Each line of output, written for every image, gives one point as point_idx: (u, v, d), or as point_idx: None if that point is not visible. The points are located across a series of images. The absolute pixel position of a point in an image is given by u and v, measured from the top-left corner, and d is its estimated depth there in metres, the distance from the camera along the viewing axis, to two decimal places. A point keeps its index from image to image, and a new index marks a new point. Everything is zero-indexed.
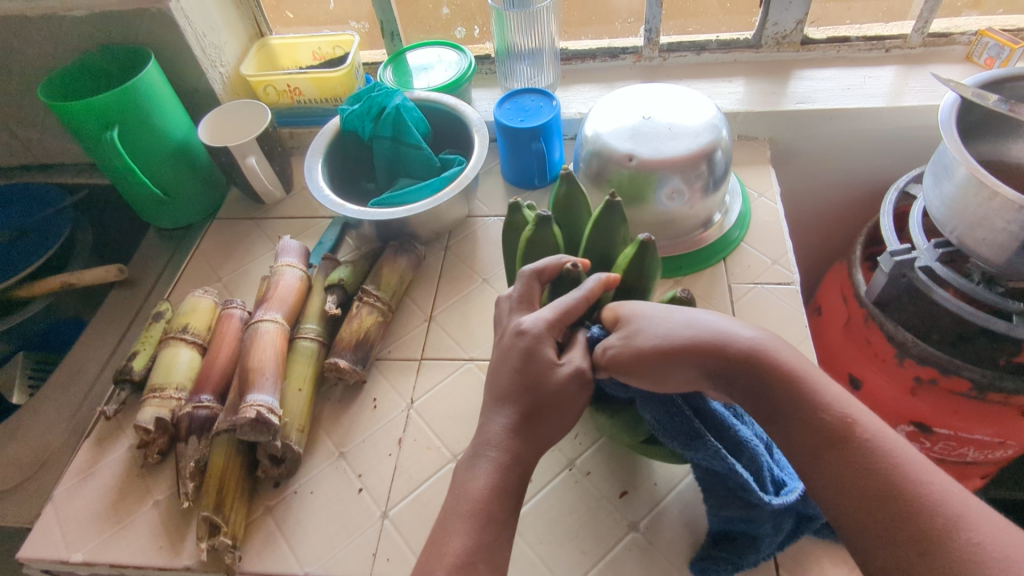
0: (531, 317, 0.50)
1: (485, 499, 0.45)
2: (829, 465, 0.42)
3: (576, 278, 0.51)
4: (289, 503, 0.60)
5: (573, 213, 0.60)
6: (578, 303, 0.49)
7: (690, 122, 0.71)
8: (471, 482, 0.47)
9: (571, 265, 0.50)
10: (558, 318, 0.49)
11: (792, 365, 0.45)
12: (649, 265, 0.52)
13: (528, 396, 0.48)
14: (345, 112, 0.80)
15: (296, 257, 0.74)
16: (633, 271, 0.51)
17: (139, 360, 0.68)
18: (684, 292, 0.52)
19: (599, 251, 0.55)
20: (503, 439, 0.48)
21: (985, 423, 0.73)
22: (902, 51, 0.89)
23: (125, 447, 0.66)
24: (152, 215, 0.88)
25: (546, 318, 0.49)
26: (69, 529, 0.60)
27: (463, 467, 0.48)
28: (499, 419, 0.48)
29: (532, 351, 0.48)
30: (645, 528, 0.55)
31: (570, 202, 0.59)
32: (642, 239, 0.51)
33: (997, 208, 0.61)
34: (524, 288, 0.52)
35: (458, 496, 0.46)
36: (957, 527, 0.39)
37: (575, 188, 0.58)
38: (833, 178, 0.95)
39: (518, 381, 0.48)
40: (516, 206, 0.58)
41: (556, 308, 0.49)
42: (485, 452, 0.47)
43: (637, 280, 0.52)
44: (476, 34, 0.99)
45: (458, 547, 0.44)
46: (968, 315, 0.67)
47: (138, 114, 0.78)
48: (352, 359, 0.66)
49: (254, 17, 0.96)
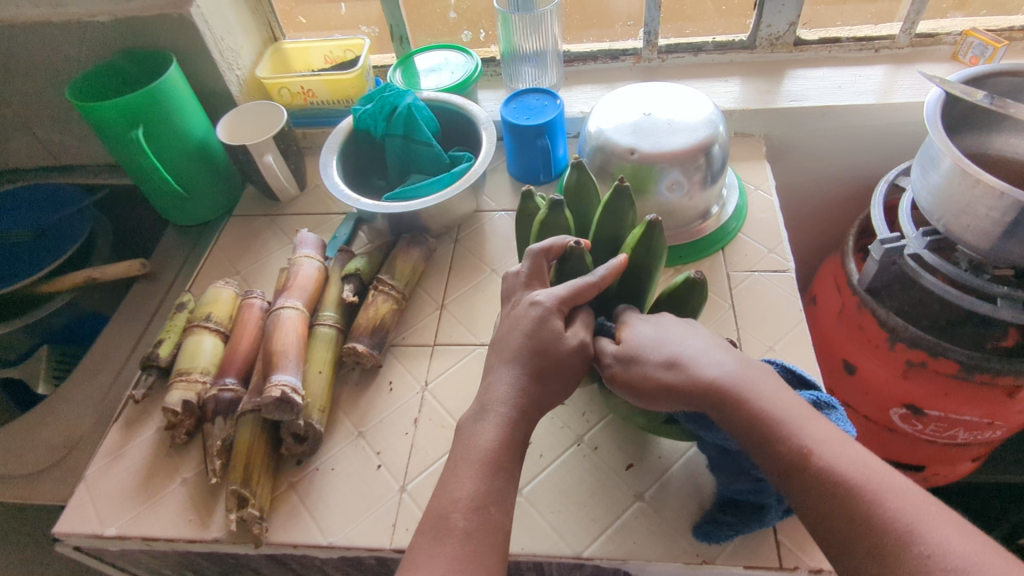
0: (545, 293, 0.53)
1: (494, 449, 0.49)
2: (794, 488, 0.45)
3: (583, 256, 0.54)
4: (312, 479, 0.63)
5: (584, 200, 0.63)
6: (590, 286, 0.52)
7: (689, 118, 0.75)
8: (477, 435, 0.50)
9: (576, 244, 0.53)
10: (570, 297, 0.52)
11: (757, 396, 0.48)
12: (654, 249, 0.54)
13: (539, 359, 0.51)
14: (359, 111, 0.83)
15: (314, 249, 0.77)
16: (642, 250, 0.54)
17: (165, 347, 0.71)
18: (697, 273, 0.54)
19: (607, 234, 0.58)
20: (509, 396, 0.51)
21: (973, 405, 0.77)
22: (890, 51, 0.93)
23: (153, 429, 0.69)
24: (172, 212, 0.92)
25: (559, 295, 0.53)
26: (102, 505, 0.63)
27: (471, 421, 0.51)
28: (507, 380, 0.52)
29: (538, 321, 0.52)
30: (651, 497, 0.58)
31: (580, 191, 0.63)
32: (648, 222, 0.53)
33: (979, 196, 0.64)
34: (536, 267, 0.55)
35: (467, 446, 0.50)
36: (908, 542, 0.41)
37: (585, 176, 0.62)
38: (826, 173, 0.99)
39: (529, 344, 0.52)
40: (530, 194, 0.62)
41: (569, 286, 0.53)
42: (493, 407, 0.51)
43: (648, 259, 0.54)
44: (481, 38, 1.03)
45: (469, 490, 0.47)
46: (953, 298, 0.71)
47: (162, 114, 0.81)
48: (370, 344, 0.69)
49: (268, 23, 1.00)
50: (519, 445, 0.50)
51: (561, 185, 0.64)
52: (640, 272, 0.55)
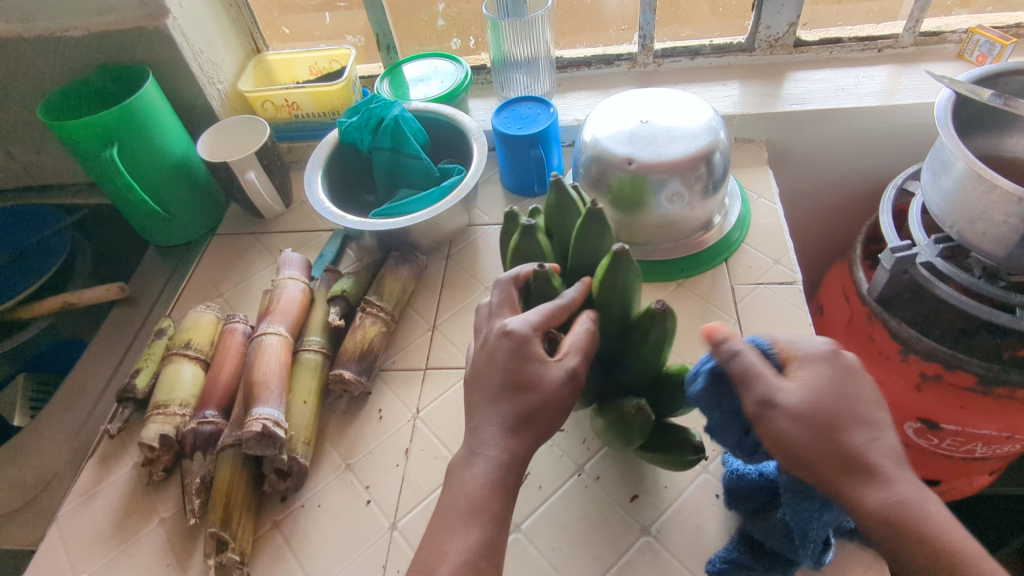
0: (518, 319, 0.49)
1: (484, 497, 0.46)
2: None
3: (551, 279, 0.51)
4: (297, 517, 0.59)
5: (567, 218, 0.59)
6: (560, 310, 0.50)
7: (688, 126, 0.71)
8: (465, 480, 0.47)
9: (540, 267, 0.50)
10: (544, 322, 0.49)
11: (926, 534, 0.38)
12: (625, 279, 0.49)
13: (525, 396, 0.48)
14: (344, 125, 0.80)
15: (298, 270, 0.74)
16: (608, 282, 0.49)
17: (142, 378, 0.68)
18: (659, 304, 0.48)
19: (585, 256, 0.55)
20: (497, 440, 0.47)
21: (989, 418, 0.73)
22: (894, 50, 0.90)
23: (129, 466, 0.65)
24: (152, 232, 0.88)
25: (533, 320, 0.49)
26: (74, 550, 0.60)
27: (460, 465, 0.48)
28: (494, 421, 0.48)
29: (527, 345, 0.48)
30: (658, 531, 0.55)
31: (561, 207, 0.58)
32: (615, 251, 0.48)
33: (996, 202, 0.61)
34: (508, 294, 0.53)
35: (456, 495, 0.47)
36: None
37: (564, 194, 0.58)
38: (830, 179, 0.96)
39: (508, 390, 0.49)
40: (512, 215, 0.59)
41: (541, 312, 0.49)
42: (482, 451, 0.47)
43: (615, 291, 0.49)
44: (471, 45, 1.00)
45: (461, 544, 0.44)
46: (971, 310, 0.68)
47: (136, 132, 0.78)
48: (357, 370, 0.66)
49: (250, 34, 0.96)
50: (514, 484, 0.47)
51: (542, 204, 0.60)
52: (611, 302, 0.50)
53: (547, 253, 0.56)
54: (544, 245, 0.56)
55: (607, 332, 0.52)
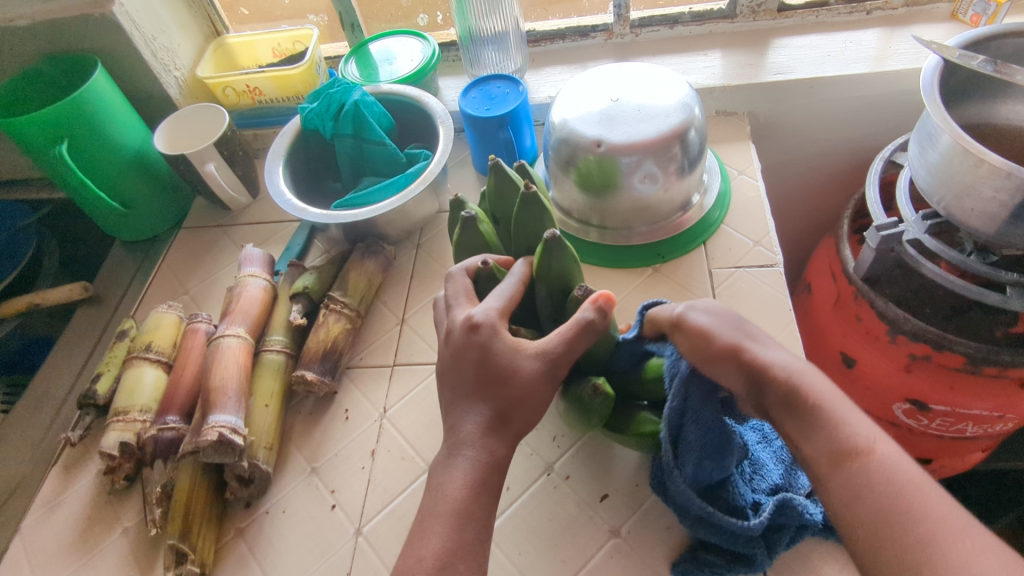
0: (480, 308, 0.48)
1: (463, 498, 0.43)
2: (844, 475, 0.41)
3: (495, 274, 0.51)
4: (260, 524, 0.58)
5: (508, 202, 0.57)
6: (515, 290, 0.49)
7: (660, 103, 0.68)
8: (457, 481, 0.44)
9: (482, 264, 0.50)
10: (507, 308, 0.48)
11: (834, 386, 0.43)
12: (561, 263, 0.48)
13: (502, 392, 0.46)
14: (304, 111, 0.77)
15: (260, 266, 0.71)
16: (542, 267, 0.48)
17: (103, 383, 0.66)
18: (580, 291, 0.48)
19: (525, 242, 0.54)
20: (479, 438, 0.45)
21: (983, 398, 0.70)
22: (884, 12, 0.85)
23: (93, 473, 0.64)
24: (114, 228, 0.85)
25: (494, 308, 0.47)
26: (37, 561, 0.59)
27: None
28: (487, 411, 0.46)
29: (491, 341, 0.46)
30: (628, 532, 0.53)
31: (501, 192, 0.56)
32: (546, 237, 0.47)
33: (984, 176, 0.57)
34: (463, 287, 0.51)
35: None
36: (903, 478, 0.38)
37: (505, 178, 0.55)
38: (815, 150, 0.92)
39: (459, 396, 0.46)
40: (456, 203, 0.55)
41: (501, 297, 0.48)
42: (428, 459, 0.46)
43: (552, 276, 0.49)
44: (439, 21, 0.95)
45: (436, 548, 0.41)
46: (959, 289, 0.64)
47: (87, 125, 0.74)
48: (321, 370, 0.64)
49: (208, 16, 0.92)
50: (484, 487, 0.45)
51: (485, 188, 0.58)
52: (549, 287, 0.49)
53: (491, 242, 0.55)
54: (486, 235, 0.55)
55: (551, 316, 0.52)
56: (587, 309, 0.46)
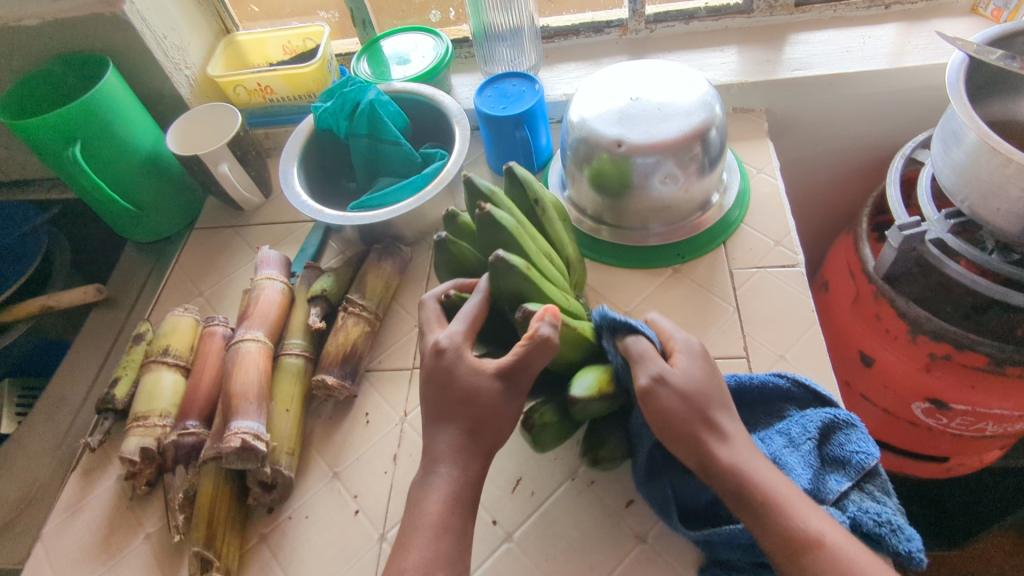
0: (444, 333, 0.48)
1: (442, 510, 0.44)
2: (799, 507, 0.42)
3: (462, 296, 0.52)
4: (284, 530, 0.58)
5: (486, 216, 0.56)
6: (478, 307, 0.49)
7: (680, 102, 0.67)
8: None
9: (446, 294, 0.52)
10: (468, 328, 0.48)
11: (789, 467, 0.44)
12: (518, 278, 0.46)
13: (479, 408, 0.46)
14: (318, 110, 0.75)
15: (276, 268, 0.71)
16: (500, 285, 0.47)
17: (121, 387, 0.65)
18: (520, 313, 0.45)
19: None
20: (452, 452, 0.46)
21: (1004, 397, 0.70)
22: (902, 7, 0.84)
23: (113, 478, 0.64)
24: (126, 230, 0.85)
25: (458, 331, 0.48)
26: (60, 567, 0.59)
27: (418, 484, 0.46)
28: None
29: (455, 364, 0.47)
30: (654, 538, 0.53)
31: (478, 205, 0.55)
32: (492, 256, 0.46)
33: (1011, 176, 0.56)
34: (435, 311, 0.52)
35: (414, 516, 0.45)
36: None
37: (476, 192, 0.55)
38: (833, 146, 0.91)
39: (482, 404, 0.46)
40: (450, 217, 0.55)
41: (462, 319, 0.48)
42: (447, 461, 0.45)
43: (510, 292, 0.47)
44: (451, 17, 0.94)
45: (417, 557, 0.42)
46: (983, 289, 0.64)
47: (98, 127, 0.74)
48: (341, 375, 0.63)
49: (218, 13, 0.91)
50: None
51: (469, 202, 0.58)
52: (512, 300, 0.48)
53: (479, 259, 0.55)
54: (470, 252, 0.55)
55: None
56: (532, 327, 0.44)
